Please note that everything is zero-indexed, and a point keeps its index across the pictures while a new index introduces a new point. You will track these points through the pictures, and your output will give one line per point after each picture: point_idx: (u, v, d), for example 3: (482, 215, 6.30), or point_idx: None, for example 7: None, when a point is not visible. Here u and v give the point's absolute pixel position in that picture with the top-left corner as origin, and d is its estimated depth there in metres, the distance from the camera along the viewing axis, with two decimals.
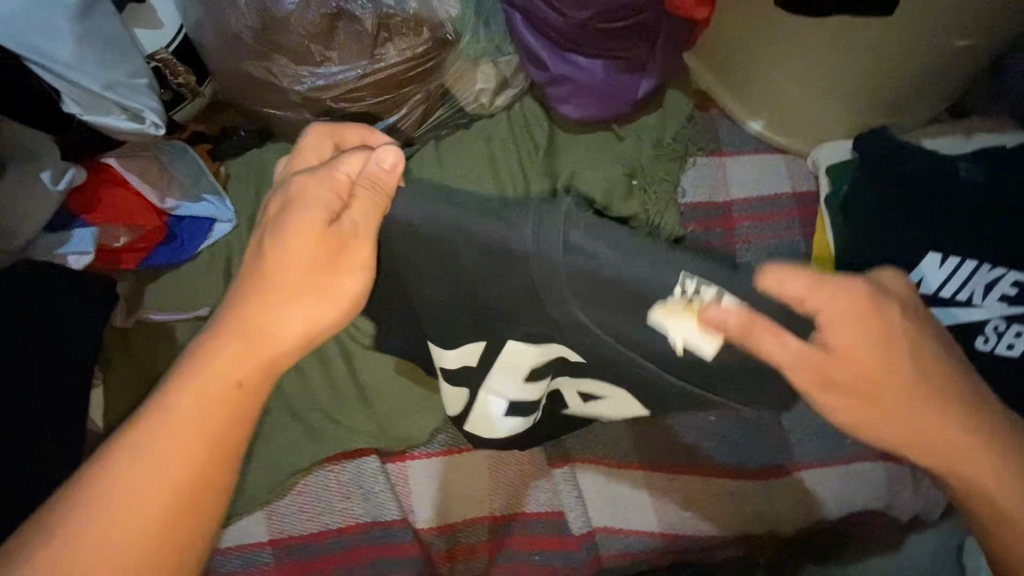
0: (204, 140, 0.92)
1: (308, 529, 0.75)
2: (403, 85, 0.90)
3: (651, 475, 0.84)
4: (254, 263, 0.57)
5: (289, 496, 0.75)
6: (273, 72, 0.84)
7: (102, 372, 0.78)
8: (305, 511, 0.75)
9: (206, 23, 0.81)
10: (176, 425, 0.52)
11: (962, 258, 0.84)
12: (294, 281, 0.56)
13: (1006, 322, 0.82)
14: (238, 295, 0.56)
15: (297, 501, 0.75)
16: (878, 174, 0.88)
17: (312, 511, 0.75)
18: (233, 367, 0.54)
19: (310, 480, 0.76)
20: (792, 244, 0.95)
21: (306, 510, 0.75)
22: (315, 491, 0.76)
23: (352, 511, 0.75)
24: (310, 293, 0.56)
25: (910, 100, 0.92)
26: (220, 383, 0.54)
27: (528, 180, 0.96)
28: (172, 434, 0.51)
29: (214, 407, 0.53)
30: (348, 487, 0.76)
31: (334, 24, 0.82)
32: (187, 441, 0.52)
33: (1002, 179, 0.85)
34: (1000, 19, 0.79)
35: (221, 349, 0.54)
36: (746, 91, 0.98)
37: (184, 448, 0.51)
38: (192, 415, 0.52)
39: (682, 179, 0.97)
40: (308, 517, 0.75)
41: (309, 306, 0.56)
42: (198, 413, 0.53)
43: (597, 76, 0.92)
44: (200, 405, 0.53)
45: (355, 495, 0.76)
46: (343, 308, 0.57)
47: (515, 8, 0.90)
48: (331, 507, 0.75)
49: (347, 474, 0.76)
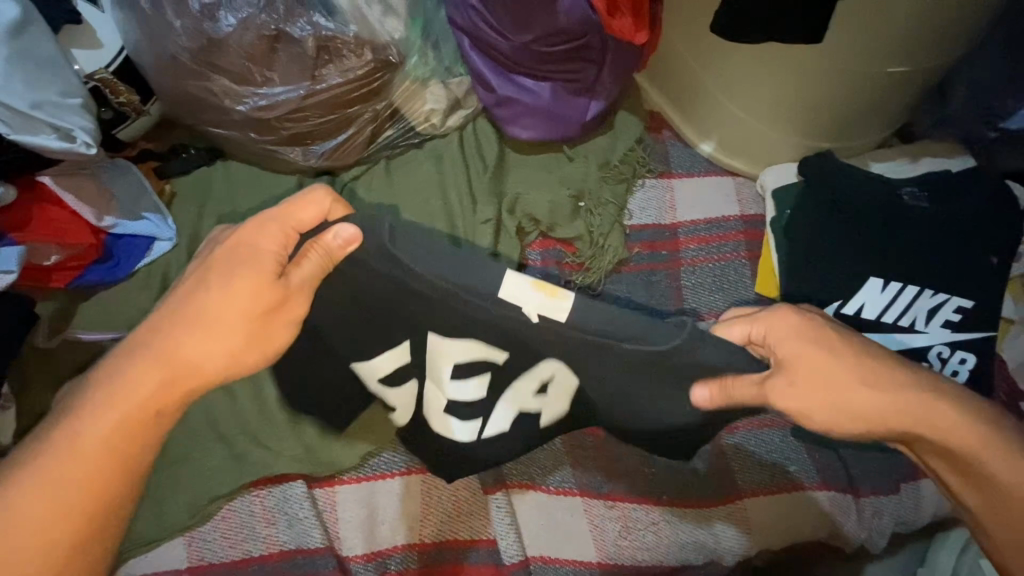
0: (151, 158, 0.92)
1: (227, 557, 0.73)
2: (347, 105, 0.89)
3: (590, 502, 0.82)
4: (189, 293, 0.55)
5: (212, 522, 0.74)
6: (215, 92, 0.84)
7: (20, 393, 0.78)
8: (227, 538, 0.73)
9: (144, 44, 0.81)
10: (89, 440, 0.53)
11: (905, 282, 0.83)
12: (223, 320, 0.55)
13: (950, 347, 0.82)
14: (168, 313, 0.55)
15: (220, 527, 0.74)
16: (819, 198, 0.88)
17: (234, 539, 0.73)
18: (149, 394, 0.54)
19: (234, 505, 0.74)
20: (738, 266, 0.94)
21: (228, 537, 0.73)
22: (237, 516, 0.74)
23: (276, 537, 0.74)
24: (240, 331, 0.55)
25: (858, 125, 0.92)
26: (132, 400, 0.54)
27: (475, 200, 0.94)
28: (88, 448, 0.53)
29: (129, 424, 0.54)
30: (272, 513, 0.75)
31: (274, 45, 0.83)
32: (100, 457, 0.53)
33: (948, 205, 0.85)
34: (939, 45, 0.79)
35: (138, 375, 0.54)
36: (698, 113, 0.98)
37: (99, 462, 0.53)
38: (109, 429, 0.53)
39: (629, 201, 0.97)
40: (229, 544, 0.73)
41: (237, 341, 0.55)
42: (116, 427, 0.53)
43: (544, 98, 0.92)
44: (117, 422, 0.53)
45: (280, 521, 0.75)
46: (266, 350, 0.57)
47: (461, 30, 0.90)
48: (254, 533, 0.74)
49: (272, 500, 0.75)
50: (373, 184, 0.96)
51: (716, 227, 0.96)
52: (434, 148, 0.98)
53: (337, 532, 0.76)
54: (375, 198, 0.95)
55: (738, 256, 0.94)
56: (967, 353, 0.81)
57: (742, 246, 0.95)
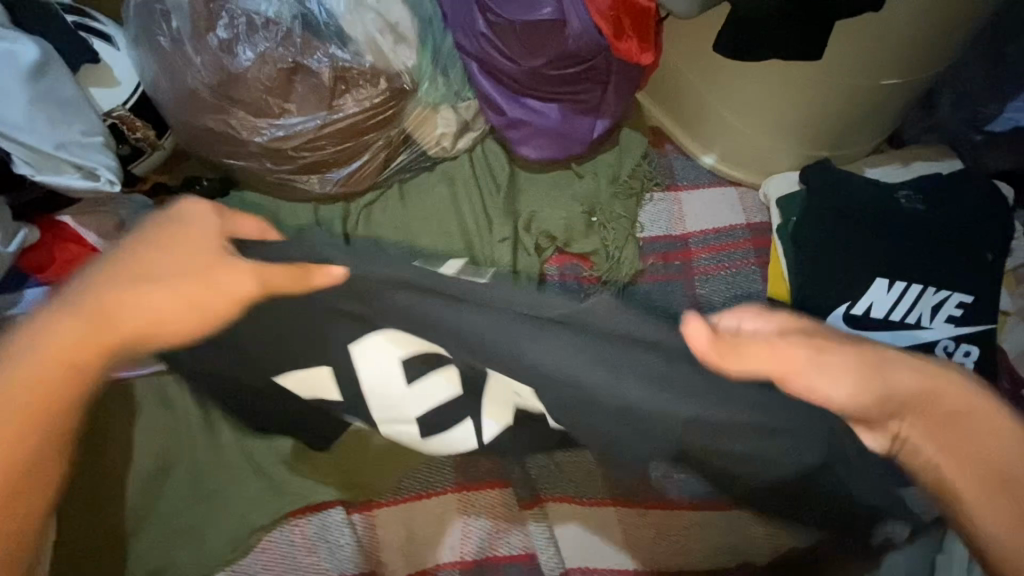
0: (165, 191, 0.93)
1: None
2: (362, 133, 0.91)
3: (623, 512, 0.84)
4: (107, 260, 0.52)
5: (253, 554, 0.73)
6: (232, 125, 0.86)
7: None
8: (271, 569, 0.73)
9: (163, 80, 0.83)
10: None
11: (909, 281, 0.87)
12: (148, 288, 0.50)
13: (954, 341, 0.86)
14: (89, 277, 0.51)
15: (262, 558, 0.73)
16: (822, 205, 0.92)
17: (277, 569, 0.73)
18: (65, 354, 0.48)
19: (274, 536, 0.74)
20: (748, 274, 0.98)
21: (272, 568, 0.73)
22: (278, 546, 0.74)
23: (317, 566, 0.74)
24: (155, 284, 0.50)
25: (852, 133, 0.97)
26: (36, 370, 0.48)
27: (491, 219, 0.96)
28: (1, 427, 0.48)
29: (44, 395, 0.48)
30: (313, 541, 0.75)
31: (292, 77, 0.85)
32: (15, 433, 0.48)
33: (942, 206, 0.90)
34: (926, 58, 0.84)
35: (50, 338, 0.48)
36: (698, 128, 1.02)
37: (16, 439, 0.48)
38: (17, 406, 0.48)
39: (639, 215, 1.00)
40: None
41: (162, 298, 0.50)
42: (27, 400, 0.48)
43: (553, 119, 0.95)
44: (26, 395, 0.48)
45: (321, 549, 0.75)
46: (203, 320, 0.52)
47: (470, 56, 0.93)
48: (297, 563, 0.74)
49: (312, 528, 0.75)
50: (389, 208, 0.98)
51: (723, 236, 1.00)
52: (446, 170, 1.00)
53: (377, 557, 0.77)
54: (393, 222, 0.97)
55: (747, 264, 0.98)
56: (971, 346, 0.86)
57: (750, 253, 0.99)
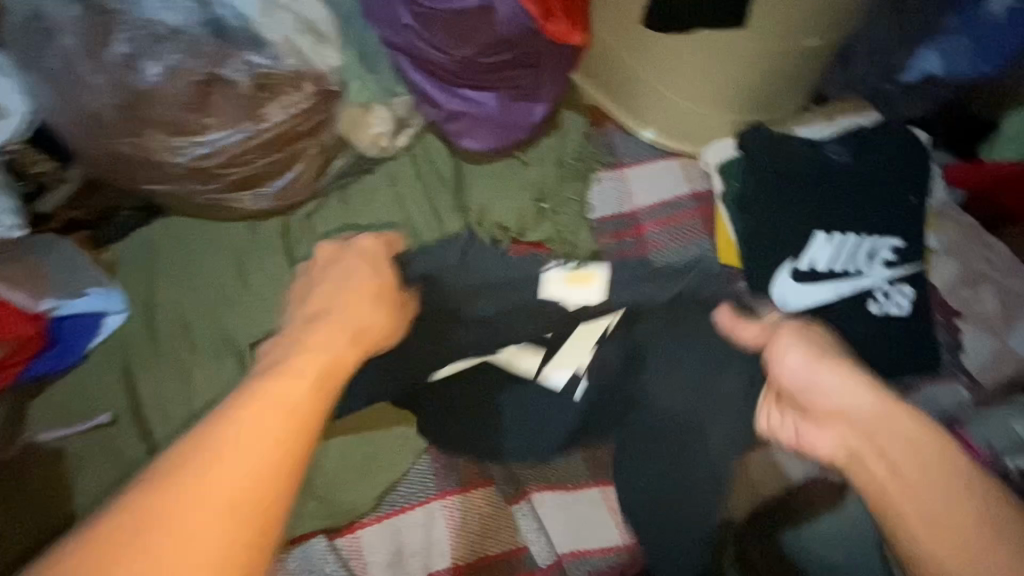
0: (84, 226, 0.86)
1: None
2: (293, 142, 0.86)
3: (608, 491, 0.85)
4: (276, 358, 0.50)
5: None
6: (147, 147, 0.79)
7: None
8: None
9: (63, 104, 0.76)
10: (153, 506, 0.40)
11: (846, 232, 0.92)
12: (317, 352, 0.50)
13: (891, 284, 0.91)
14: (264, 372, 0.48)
15: None
16: (763, 166, 0.94)
17: None
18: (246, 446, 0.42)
19: None
20: (700, 243, 0.99)
21: None
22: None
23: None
24: (327, 374, 0.49)
25: (780, 95, 1.00)
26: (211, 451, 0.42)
27: (441, 217, 0.93)
28: (210, 482, 0.41)
29: (235, 493, 0.41)
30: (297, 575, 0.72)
31: (208, 90, 0.79)
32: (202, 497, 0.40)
33: (868, 155, 0.95)
34: (838, 16, 0.88)
35: (227, 437, 0.42)
36: (636, 103, 1.02)
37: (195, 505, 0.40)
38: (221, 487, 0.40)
39: (590, 196, 1.00)
40: None
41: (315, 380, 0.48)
42: (205, 503, 0.40)
43: (492, 108, 0.93)
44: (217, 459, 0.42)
45: None
46: (309, 433, 0.45)
47: (398, 50, 0.89)
48: None
49: (294, 562, 0.73)
50: (331, 218, 0.91)
51: (670, 208, 1.01)
52: (388, 170, 0.94)
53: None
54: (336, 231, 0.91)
55: (696, 233, 1.00)
56: (906, 286, 0.91)
57: (698, 223, 1.01)
